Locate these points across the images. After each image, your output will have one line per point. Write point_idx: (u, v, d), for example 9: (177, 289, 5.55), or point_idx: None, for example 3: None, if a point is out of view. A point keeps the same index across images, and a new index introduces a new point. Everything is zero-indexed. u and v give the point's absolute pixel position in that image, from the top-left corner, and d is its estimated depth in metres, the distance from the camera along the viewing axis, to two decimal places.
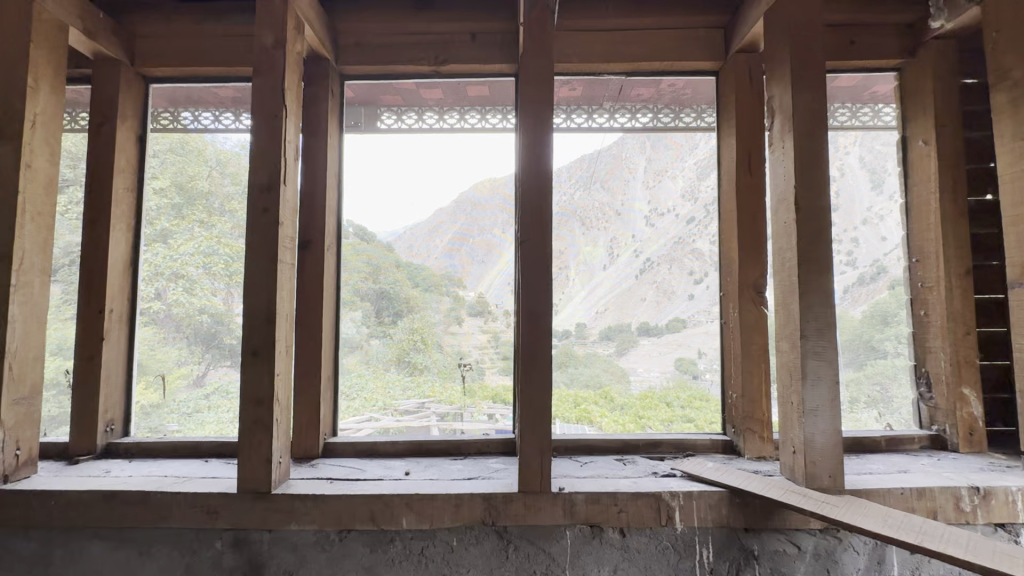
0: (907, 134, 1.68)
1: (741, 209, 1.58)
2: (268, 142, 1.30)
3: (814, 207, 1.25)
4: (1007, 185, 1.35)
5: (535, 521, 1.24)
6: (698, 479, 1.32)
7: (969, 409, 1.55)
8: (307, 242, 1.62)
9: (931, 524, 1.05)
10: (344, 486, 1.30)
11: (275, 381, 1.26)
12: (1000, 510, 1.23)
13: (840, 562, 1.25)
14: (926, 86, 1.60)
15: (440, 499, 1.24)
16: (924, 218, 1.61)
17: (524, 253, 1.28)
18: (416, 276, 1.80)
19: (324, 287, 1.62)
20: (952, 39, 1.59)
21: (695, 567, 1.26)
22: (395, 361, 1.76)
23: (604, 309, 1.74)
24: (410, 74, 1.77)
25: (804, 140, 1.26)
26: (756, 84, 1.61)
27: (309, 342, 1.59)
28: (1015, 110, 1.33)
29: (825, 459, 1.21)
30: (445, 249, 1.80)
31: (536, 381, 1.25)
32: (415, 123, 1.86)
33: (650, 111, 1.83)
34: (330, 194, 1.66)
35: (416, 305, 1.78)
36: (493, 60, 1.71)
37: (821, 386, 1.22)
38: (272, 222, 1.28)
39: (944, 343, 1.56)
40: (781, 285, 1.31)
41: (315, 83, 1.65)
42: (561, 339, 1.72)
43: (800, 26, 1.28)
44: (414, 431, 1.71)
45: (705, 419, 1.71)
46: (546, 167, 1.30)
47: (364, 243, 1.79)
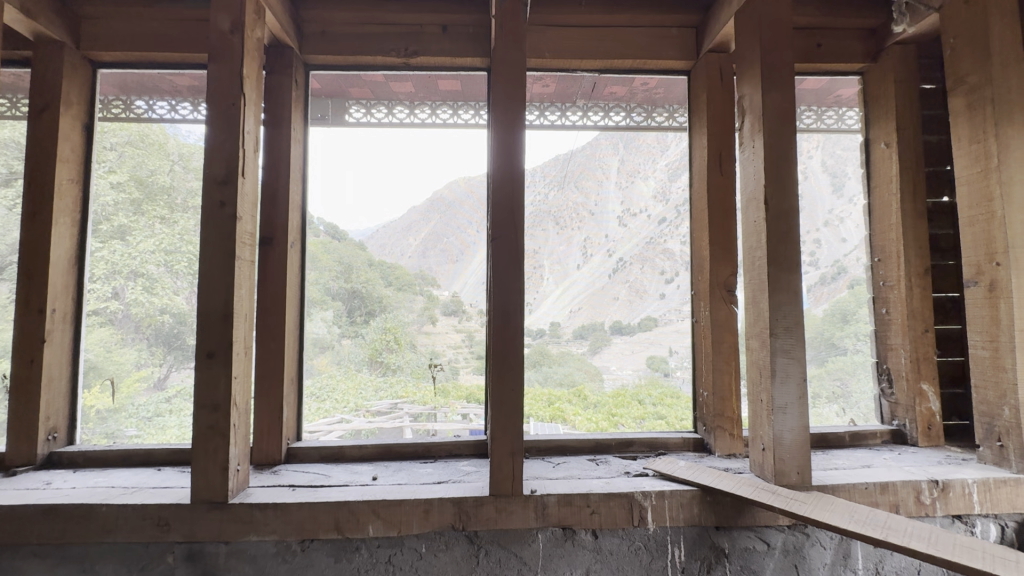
0: (869, 136, 1.72)
1: (712, 209, 1.59)
2: (224, 132, 1.23)
3: (782, 207, 1.26)
4: (963, 187, 1.40)
5: (506, 524, 1.21)
6: (671, 478, 1.31)
7: (928, 404, 1.60)
8: (269, 238, 1.54)
9: (894, 519, 1.07)
10: (308, 493, 1.24)
11: (232, 384, 1.19)
12: (958, 502, 1.28)
13: (807, 558, 1.27)
14: (888, 89, 1.64)
15: (408, 505, 1.20)
16: (886, 218, 1.66)
17: (495, 251, 1.25)
18: (388, 275, 1.78)
19: (287, 285, 1.54)
20: (912, 44, 1.63)
21: (667, 567, 1.26)
22: (368, 361, 1.73)
23: (578, 308, 1.76)
24: (379, 67, 1.71)
25: (774, 139, 1.27)
26: (727, 84, 1.62)
27: (270, 342, 1.52)
28: (971, 114, 1.37)
29: (793, 455, 1.23)
30: (418, 249, 1.79)
31: (509, 381, 1.23)
32: (385, 117, 1.84)
33: (623, 110, 1.86)
34: (293, 187, 1.59)
35: (390, 305, 1.76)
36: (465, 53, 1.66)
37: (790, 384, 1.23)
38: (229, 216, 1.21)
39: (904, 341, 1.61)
40: (751, 284, 1.33)
41: (278, 70, 1.58)
42: (536, 338, 1.69)
43: (771, 25, 1.29)
44: (387, 433, 1.66)
45: (676, 415, 1.71)
46: (518, 164, 1.27)
47: (334, 241, 1.75)
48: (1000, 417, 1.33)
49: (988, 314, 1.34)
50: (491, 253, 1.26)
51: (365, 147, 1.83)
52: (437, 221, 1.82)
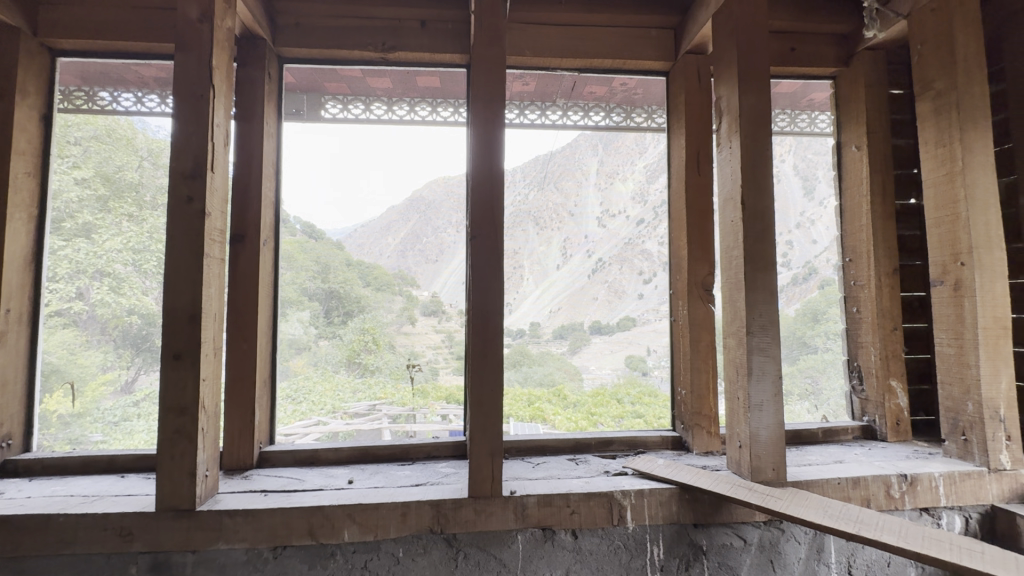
0: (841, 139, 1.76)
1: (691, 208, 1.60)
2: (192, 125, 1.18)
3: (758, 207, 1.27)
4: (929, 190, 1.44)
5: (485, 526, 1.19)
6: (649, 476, 1.32)
7: (896, 400, 1.65)
8: (240, 235, 1.48)
9: (866, 514, 1.10)
10: (280, 498, 1.20)
11: (200, 387, 1.15)
12: (925, 495, 1.31)
13: (782, 553, 1.29)
14: (859, 93, 1.68)
15: (385, 508, 1.17)
16: (856, 219, 1.70)
17: (474, 250, 1.23)
18: (366, 275, 1.81)
19: (259, 284, 1.49)
20: (881, 50, 1.68)
21: (646, 566, 1.26)
22: (345, 363, 1.76)
23: (555, 309, 1.84)
24: (355, 62, 1.66)
25: (750, 141, 1.29)
26: (705, 85, 1.64)
27: (242, 342, 1.46)
28: (938, 118, 1.42)
29: (769, 452, 1.25)
30: (397, 248, 1.84)
31: (488, 382, 1.21)
32: (363, 113, 1.83)
33: (602, 110, 1.90)
34: (266, 183, 1.54)
35: (368, 305, 1.80)
36: (443, 50, 1.62)
37: (765, 381, 1.25)
38: (196, 212, 1.17)
39: (874, 338, 1.65)
40: (728, 282, 1.34)
41: (250, 63, 1.53)
42: (517, 338, 1.72)
43: (747, 27, 1.30)
44: (364, 434, 1.67)
45: (654, 414, 1.73)
46: (498, 162, 1.26)
47: (311, 241, 1.75)
48: (964, 413, 1.37)
49: (953, 313, 1.38)
50: (469, 252, 1.24)
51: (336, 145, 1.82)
52: (416, 221, 1.86)
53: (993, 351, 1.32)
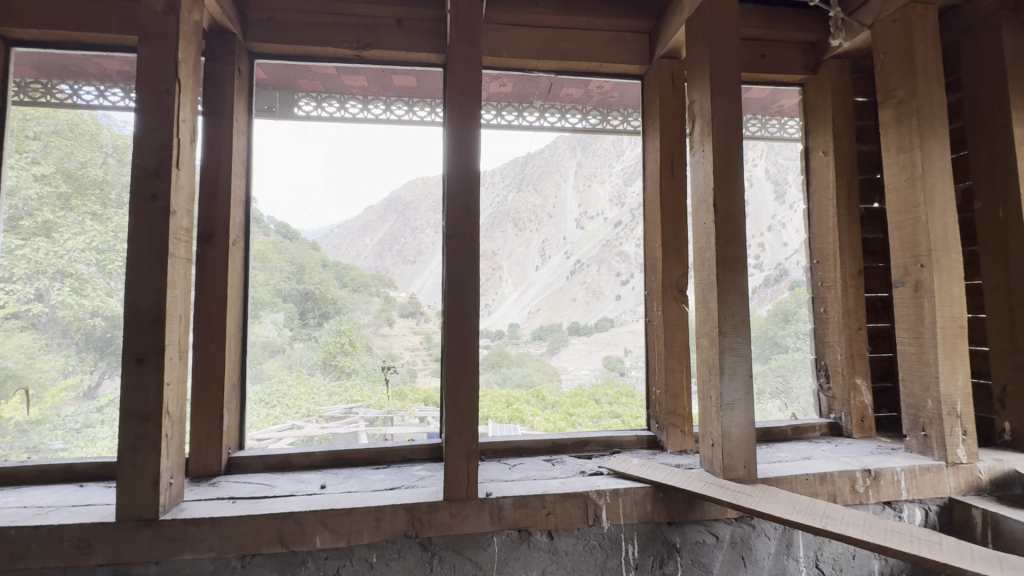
0: (809, 144, 1.81)
1: (665, 210, 1.62)
2: (157, 120, 1.14)
3: (730, 209, 1.30)
4: (891, 194, 1.50)
5: (461, 529, 1.18)
6: (624, 476, 1.33)
7: (861, 398, 1.69)
8: (208, 235, 1.44)
9: (831, 508, 1.13)
10: (249, 506, 1.17)
11: (163, 392, 1.10)
12: (888, 489, 1.36)
13: (753, 548, 1.31)
14: (826, 100, 1.73)
15: (359, 513, 1.15)
16: (824, 222, 1.75)
17: (451, 251, 1.22)
18: (343, 276, 2.10)
19: (229, 284, 1.45)
20: (846, 59, 1.73)
21: (621, 565, 1.26)
22: (320, 364, 1.91)
23: (536, 308, 2.16)
24: (329, 58, 1.62)
25: (722, 145, 1.31)
26: (679, 89, 1.66)
27: (210, 344, 1.41)
28: (899, 126, 1.47)
29: (740, 450, 1.27)
30: (373, 248, 2.28)
31: (463, 383, 1.20)
32: (337, 112, 1.81)
33: (579, 112, 1.91)
34: (236, 180, 1.50)
35: (344, 305, 2.04)
36: (419, 50, 1.61)
37: (737, 380, 1.27)
38: (160, 210, 1.13)
39: (840, 338, 1.70)
40: (701, 283, 1.37)
41: (219, 58, 1.48)
42: (496, 339, 1.91)
43: (720, 34, 1.33)
44: (340, 437, 1.64)
45: (631, 414, 1.72)
46: (474, 162, 1.25)
47: (285, 241, 1.88)
48: (924, 409, 1.42)
49: (914, 313, 1.43)
50: (446, 252, 1.23)
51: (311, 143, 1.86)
52: (393, 222, 2.17)
53: (950, 350, 1.38)
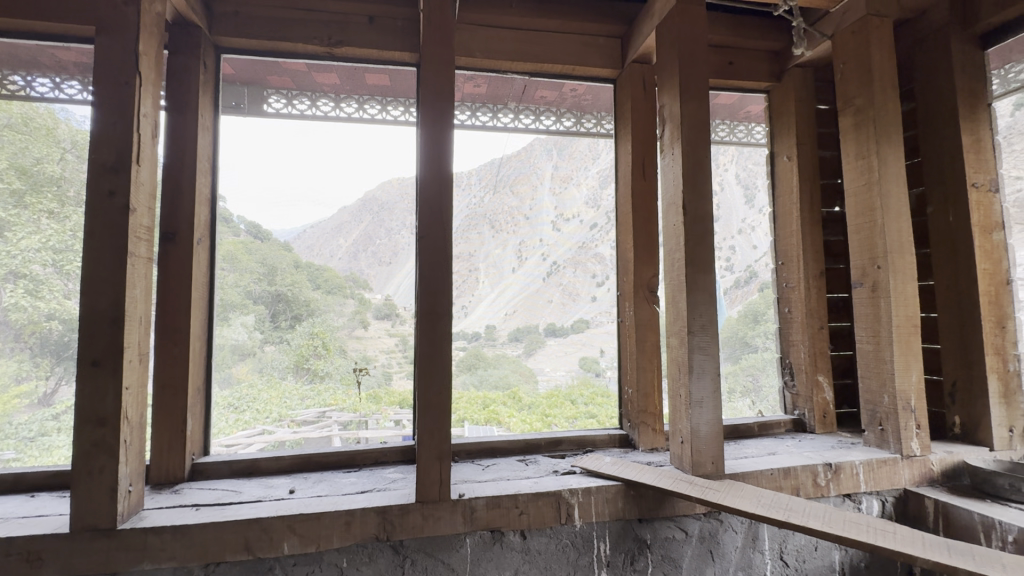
0: (774, 149, 1.87)
1: (636, 212, 1.65)
2: (115, 114, 1.10)
3: (698, 211, 1.33)
4: (850, 198, 1.56)
5: (433, 531, 1.17)
6: (596, 474, 1.34)
7: (823, 394, 1.76)
8: (171, 234, 1.39)
9: (793, 501, 1.17)
10: (213, 512, 1.13)
11: (122, 396, 1.06)
12: (848, 482, 1.41)
13: (721, 543, 1.34)
14: (790, 107, 1.79)
15: (328, 517, 1.13)
16: (788, 225, 1.81)
17: (423, 252, 1.22)
18: (315, 276, 1.78)
19: (193, 284, 1.40)
20: (809, 68, 1.80)
21: (593, 563, 1.27)
22: (294, 368, 1.71)
23: (512, 312, 1.93)
24: (299, 55, 1.61)
25: (690, 148, 1.34)
26: (650, 94, 1.69)
27: (173, 347, 1.37)
28: (857, 133, 1.53)
29: (708, 446, 1.30)
30: (349, 251, 1.83)
31: (436, 384, 1.20)
32: (308, 109, 1.76)
33: (553, 114, 1.91)
34: (202, 178, 1.45)
35: (317, 307, 1.76)
36: (392, 48, 1.60)
37: (705, 379, 1.30)
38: (119, 208, 1.08)
39: (804, 336, 1.75)
40: (671, 284, 1.40)
41: (182, 51, 1.44)
42: (472, 341, 1.80)
43: (689, 40, 1.36)
44: (312, 442, 1.60)
45: (606, 414, 1.78)
46: (446, 161, 1.25)
47: (257, 241, 1.69)
48: (881, 404, 1.49)
49: (871, 312, 1.49)
50: (419, 252, 1.22)
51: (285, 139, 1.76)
52: (368, 222, 1.84)
53: (905, 348, 1.44)
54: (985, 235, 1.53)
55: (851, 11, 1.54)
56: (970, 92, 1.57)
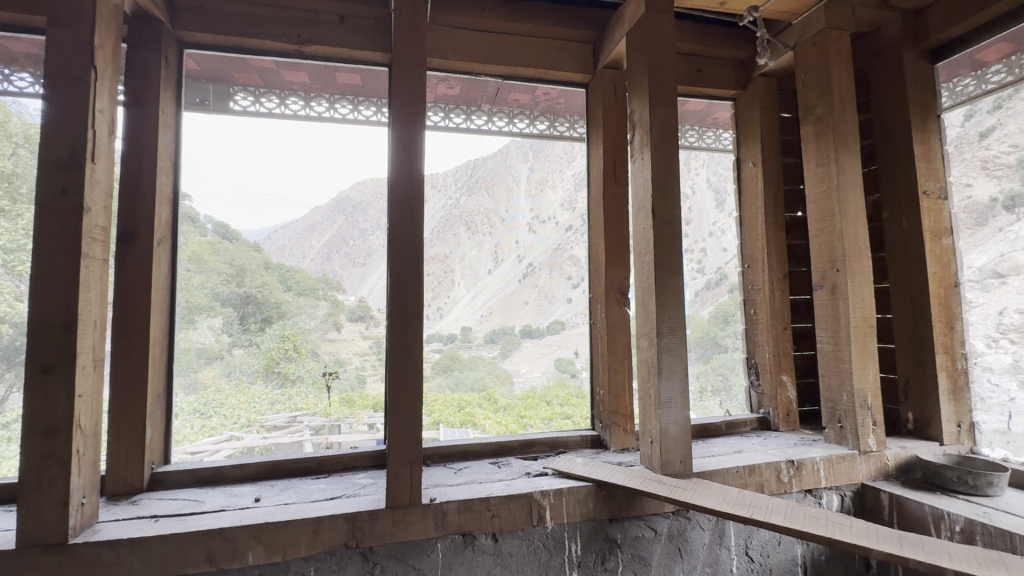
0: (741, 155, 1.93)
1: (607, 215, 1.67)
2: (68, 109, 1.05)
3: (667, 215, 1.36)
4: (812, 204, 1.62)
5: (404, 536, 1.16)
6: (568, 475, 1.35)
7: (786, 393, 1.82)
8: (129, 234, 1.33)
9: (757, 499, 1.20)
10: (173, 523, 1.09)
11: (74, 404, 1.02)
12: (810, 477, 1.46)
13: (689, 540, 1.37)
14: (755, 114, 1.85)
15: (295, 526, 1.10)
16: (754, 229, 1.86)
17: (394, 254, 1.20)
18: (286, 277, 2.13)
19: (153, 287, 1.35)
20: (773, 77, 1.86)
21: (565, 564, 1.28)
22: (262, 372, 2.03)
23: (491, 312, 2.32)
24: (267, 52, 1.57)
25: (659, 153, 1.37)
26: (620, 99, 1.72)
27: (131, 352, 1.31)
28: (818, 141, 1.59)
29: (677, 446, 1.32)
30: (320, 250, 2.16)
31: (405, 388, 1.18)
32: (276, 108, 1.72)
33: (526, 117, 1.92)
34: (163, 176, 1.40)
35: (287, 309, 2.10)
36: (364, 47, 1.57)
37: (674, 379, 1.33)
38: (72, 207, 1.04)
39: (768, 337, 1.81)
40: (641, 286, 1.42)
41: (142, 45, 1.39)
42: (449, 343, 1.98)
43: (658, 48, 1.39)
44: (282, 446, 1.91)
45: (581, 414, 1.78)
46: (417, 164, 1.24)
47: (224, 241, 1.92)
48: (840, 402, 1.55)
49: (831, 313, 1.55)
50: (391, 255, 1.20)
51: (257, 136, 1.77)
52: (340, 222, 2.12)
53: (862, 348, 1.50)
54: (935, 239, 1.61)
55: (812, 23, 1.60)
56: (921, 104, 1.65)
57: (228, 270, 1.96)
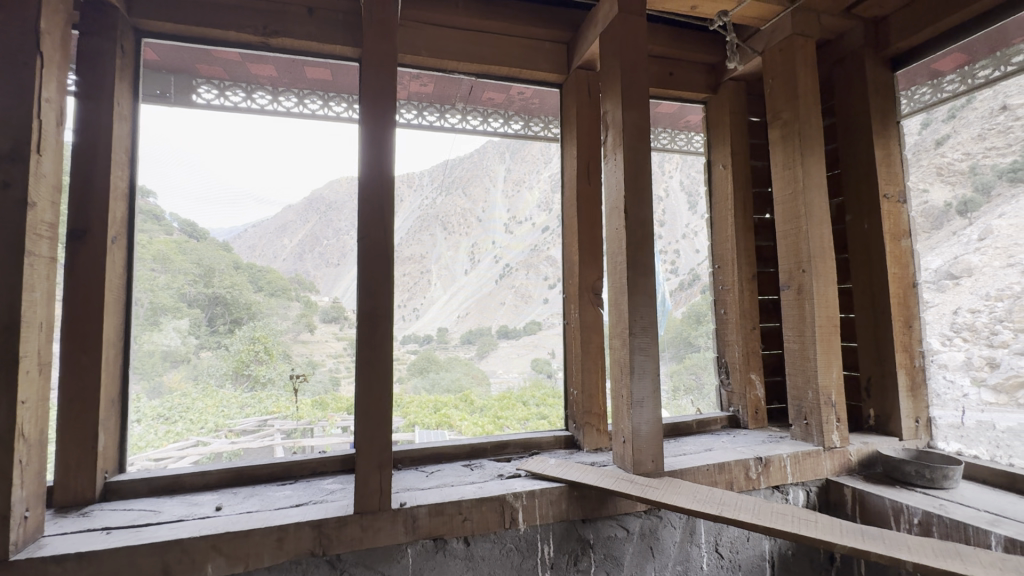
0: (711, 158, 1.96)
1: (581, 216, 1.67)
2: (10, 96, 0.99)
3: (640, 216, 1.36)
4: (779, 206, 1.65)
5: (373, 543, 1.13)
6: (541, 477, 1.35)
7: (755, 391, 1.85)
8: (80, 231, 1.27)
9: (726, 496, 1.22)
10: (127, 535, 1.04)
11: (16, 411, 0.95)
12: (777, 474, 1.49)
13: (660, 538, 1.38)
14: (725, 118, 1.89)
15: (258, 535, 1.06)
16: (724, 230, 1.89)
17: (364, 253, 1.17)
18: (260, 278, 2.57)
19: (108, 286, 1.28)
20: (742, 82, 1.90)
21: (537, 566, 1.27)
22: (232, 375, 2.39)
23: (467, 314, 2.75)
24: (231, 44, 1.51)
25: (632, 154, 1.38)
26: (594, 99, 1.73)
27: (83, 356, 1.25)
28: (785, 144, 1.63)
29: (648, 445, 1.33)
30: (295, 252, 2.54)
31: (375, 390, 1.16)
32: (243, 102, 1.66)
33: (501, 116, 1.89)
34: (118, 171, 1.34)
35: (261, 311, 2.53)
36: (333, 41, 1.53)
37: (645, 379, 1.34)
38: (15, 202, 0.97)
39: (738, 336, 1.84)
40: (613, 286, 1.43)
41: (97, 33, 1.33)
42: (427, 342, 2.43)
43: (630, 49, 1.40)
44: (253, 450, 2.18)
45: (557, 415, 1.78)
46: (387, 164, 1.21)
47: (192, 240, 2.22)
48: (806, 400, 1.59)
49: (797, 313, 1.59)
50: (360, 254, 1.17)
51: (232, 138, 1.83)
52: (313, 223, 2.50)
53: (827, 346, 1.54)
54: (895, 241, 1.66)
55: (780, 29, 1.64)
56: (882, 109, 1.71)
57: (195, 271, 2.39)
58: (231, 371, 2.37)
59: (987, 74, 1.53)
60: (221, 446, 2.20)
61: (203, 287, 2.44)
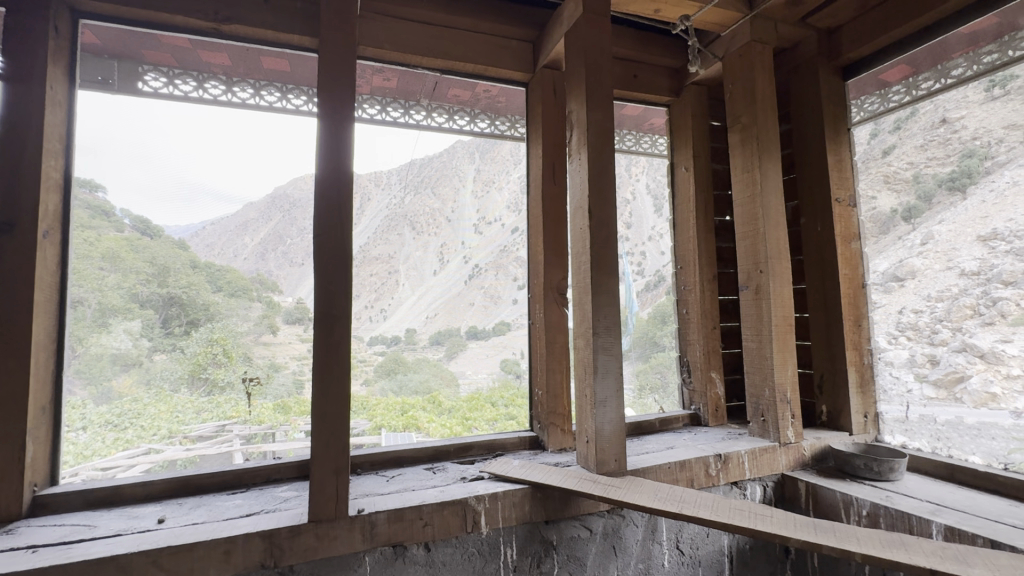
0: (674, 159, 1.99)
1: (546, 215, 1.66)
2: None
3: (603, 215, 1.37)
4: (739, 208, 1.69)
5: (328, 552, 1.09)
6: (504, 479, 1.33)
7: (716, 390, 1.89)
8: (7, 224, 1.17)
9: (687, 494, 1.23)
10: (55, 554, 0.96)
11: None
12: (736, 470, 1.52)
13: (623, 537, 1.39)
14: (688, 121, 1.92)
15: (203, 548, 1.00)
16: (686, 231, 1.93)
17: (320, 250, 1.12)
18: (217, 279, 2.48)
19: (38, 284, 1.19)
20: (703, 86, 1.94)
21: (499, 569, 1.26)
22: (187, 378, 2.25)
23: (436, 315, 2.66)
24: (180, 29, 1.43)
25: (596, 154, 1.38)
26: (560, 99, 1.72)
27: (7, 361, 1.14)
28: (743, 147, 1.67)
29: (611, 444, 1.34)
30: (259, 253, 2.71)
31: (332, 394, 1.11)
32: (194, 91, 1.57)
33: (467, 114, 1.87)
34: (51, 161, 1.24)
35: (220, 315, 2.43)
36: (290, 30, 1.47)
37: (609, 378, 1.34)
38: None
39: (699, 336, 1.88)
40: (577, 286, 1.43)
41: (27, 11, 1.23)
42: (394, 343, 2.54)
43: (595, 49, 1.40)
44: (209, 458, 2.04)
45: (525, 415, 1.77)
46: (345, 158, 1.17)
47: (143, 236, 2.16)
48: (763, 397, 1.63)
49: (755, 313, 1.63)
50: (316, 253, 1.13)
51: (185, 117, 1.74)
52: (278, 222, 2.74)
53: (782, 345, 1.59)
54: (845, 243, 1.73)
55: (738, 36, 1.68)
56: (833, 116, 1.78)
57: (148, 269, 2.24)
58: (187, 375, 2.23)
59: (930, 85, 1.60)
60: (178, 453, 2.13)
61: (156, 286, 2.26)
